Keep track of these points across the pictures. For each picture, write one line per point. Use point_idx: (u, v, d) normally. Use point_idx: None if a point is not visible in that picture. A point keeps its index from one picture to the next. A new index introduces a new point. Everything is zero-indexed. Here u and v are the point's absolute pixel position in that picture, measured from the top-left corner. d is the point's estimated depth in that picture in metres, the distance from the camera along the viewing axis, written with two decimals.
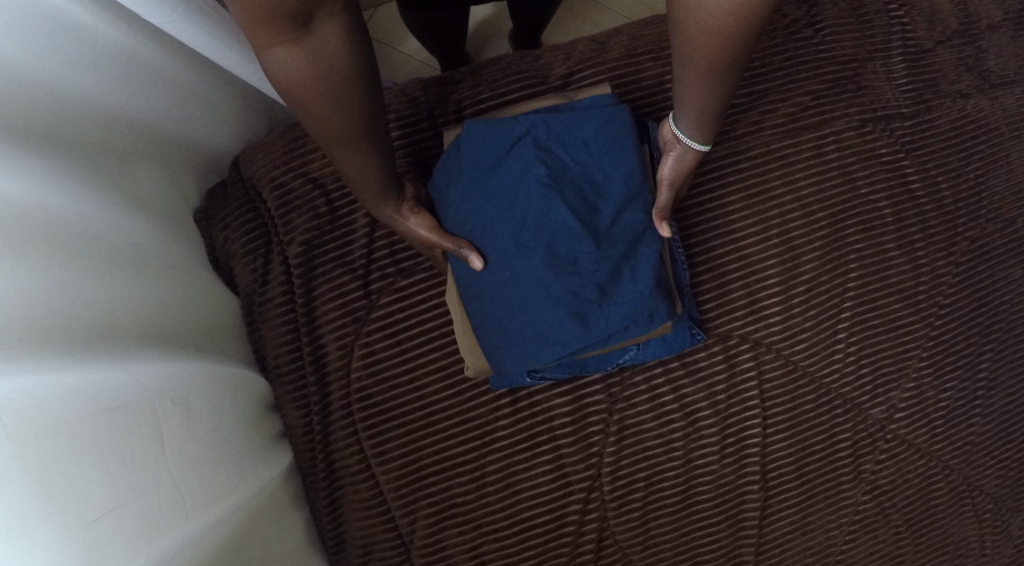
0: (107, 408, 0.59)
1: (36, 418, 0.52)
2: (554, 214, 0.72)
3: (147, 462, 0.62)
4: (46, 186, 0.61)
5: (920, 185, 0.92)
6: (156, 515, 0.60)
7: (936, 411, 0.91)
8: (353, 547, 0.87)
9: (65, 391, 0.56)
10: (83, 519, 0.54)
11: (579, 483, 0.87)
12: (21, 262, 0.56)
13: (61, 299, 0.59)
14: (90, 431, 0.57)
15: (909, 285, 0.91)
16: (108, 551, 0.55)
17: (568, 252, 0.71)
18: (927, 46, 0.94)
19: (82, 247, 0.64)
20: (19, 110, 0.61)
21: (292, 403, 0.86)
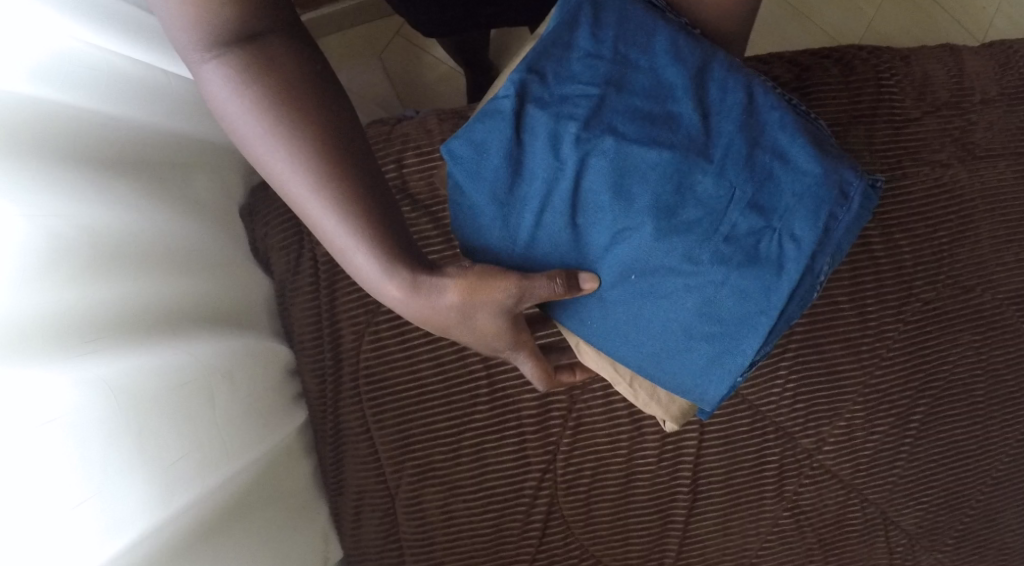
0: (176, 382, 0.80)
1: (133, 394, 0.73)
2: (652, 170, 0.72)
3: (204, 421, 0.84)
4: (131, 210, 0.81)
5: (882, 248, 1.01)
6: (208, 461, 0.83)
7: (862, 450, 1.05)
8: (350, 491, 1.07)
9: (149, 372, 0.77)
10: (165, 464, 0.76)
11: (537, 465, 1.05)
12: (120, 274, 0.76)
13: (136, 299, 0.78)
14: (167, 399, 0.78)
15: (855, 338, 1.02)
16: (179, 487, 0.77)
17: (694, 192, 0.72)
18: (913, 116, 1.00)
19: (159, 254, 0.84)
20: (110, 153, 0.80)
21: (311, 371, 1.05)
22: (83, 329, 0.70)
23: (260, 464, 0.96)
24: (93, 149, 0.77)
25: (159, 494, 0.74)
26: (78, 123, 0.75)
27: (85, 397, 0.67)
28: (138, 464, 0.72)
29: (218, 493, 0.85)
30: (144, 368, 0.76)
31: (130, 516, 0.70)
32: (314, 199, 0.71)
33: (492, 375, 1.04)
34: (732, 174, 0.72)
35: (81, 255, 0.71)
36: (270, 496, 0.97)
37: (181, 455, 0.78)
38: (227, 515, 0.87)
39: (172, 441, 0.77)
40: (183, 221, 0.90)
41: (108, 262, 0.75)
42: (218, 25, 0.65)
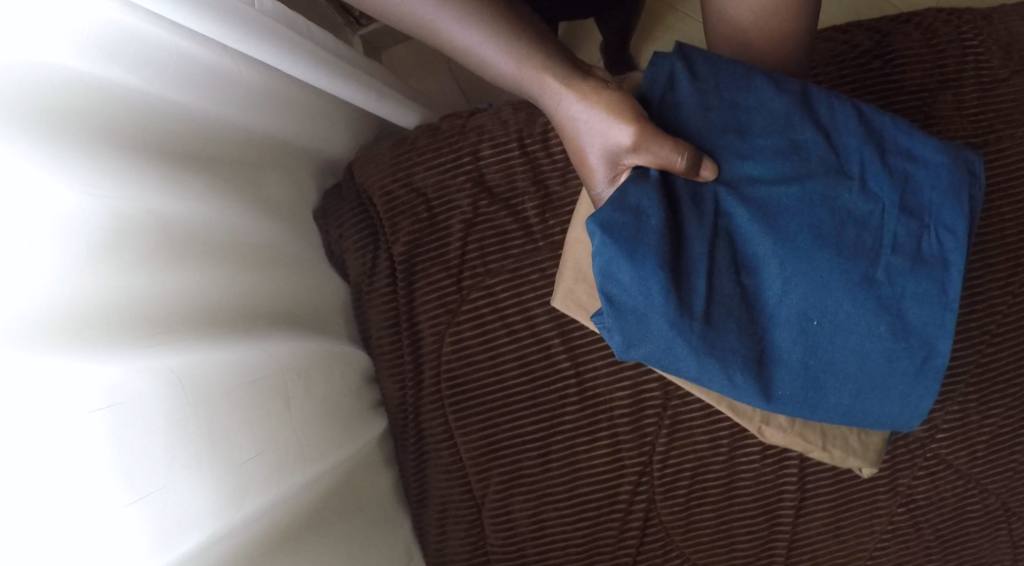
0: (247, 380, 0.75)
1: (201, 386, 0.69)
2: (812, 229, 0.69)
3: (275, 424, 0.79)
4: (207, 201, 0.77)
5: (984, 216, 0.96)
6: (279, 465, 0.77)
7: (979, 436, 0.98)
8: (432, 503, 1.01)
9: (220, 366, 0.72)
10: (233, 463, 0.71)
11: (632, 468, 0.97)
12: (190, 265, 0.72)
13: (204, 292, 0.74)
14: (237, 397, 0.73)
15: (962, 313, 0.96)
16: (250, 490, 0.72)
17: (864, 233, 0.69)
18: (1001, 76, 0.96)
19: (229, 249, 0.80)
20: (186, 138, 0.76)
21: (391, 379, 1.00)
22: (145, 318, 0.65)
23: (335, 474, 0.90)
24: (169, 141, 0.73)
25: (228, 496, 0.69)
26: (150, 106, 0.72)
27: (146, 385, 0.62)
28: (207, 463, 0.67)
29: (290, 500, 0.80)
30: (212, 363, 0.71)
31: (195, 517, 0.65)
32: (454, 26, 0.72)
33: (582, 375, 0.97)
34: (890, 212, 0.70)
35: (148, 238, 0.67)
36: (348, 506, 0.91)
37: (250, 457, 0.73)
38: (300, 525, 0.81)
39: (241, 441, 0.72)
40: (253, 218, 0.87)
41: (178, 249, 0.71)
42: None
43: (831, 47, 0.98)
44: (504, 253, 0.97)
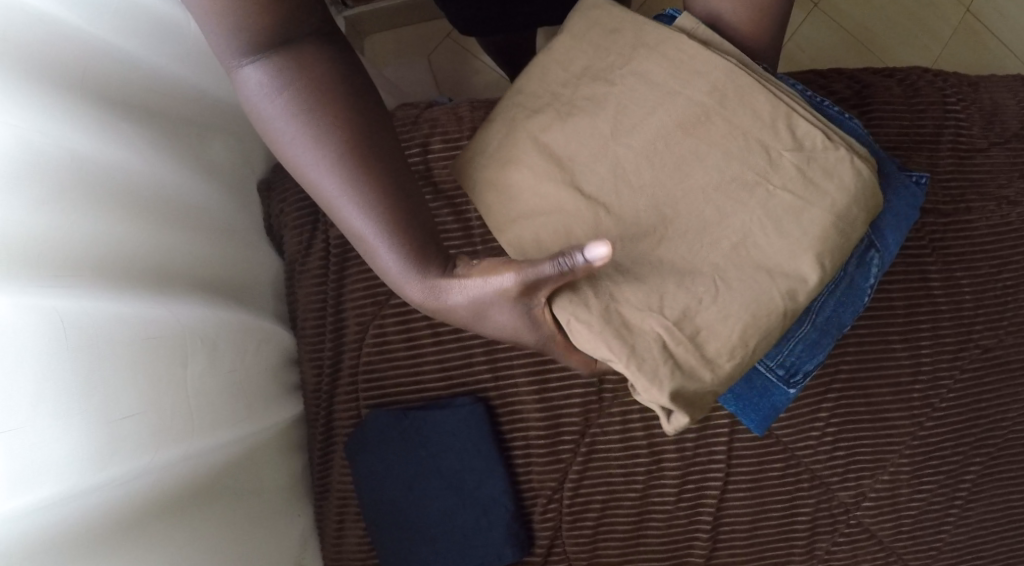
0: (145, 336, 0.74)
1: (86, 335, 0.67)
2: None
3: (170, 388, 0.77)
4: (127, 150, 0.77)
5: (941, 284, 0.93)
6: (164, 429, 0.75)
7: (906, 509, 0.94)
8: (333, 498, 0.98)
9: (111, 316, 0.71)
10: (111, 418, 0.69)
11: (540, 490, 0.94)
12: (92, 210, 0.72)
13: (111, 245, 0.74)
14: (128, 352, 0.72)
15: (904, 381, 0.93)
16: (124, 450, 0.70)
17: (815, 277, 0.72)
18: (980, 146, 0.94)
19: (144, 202, 0.79)
20: (116, 85, 0.77)
21: (309, 363, 0.97)
22: (47, 261, 0.65)
23: (236, 450, 0.88)
24: (93, 81, 0.74)
25: (93, 450, 0.67)
26: (76, 45, 0.72)
27: (25, 322, 0.62)
28: (89, 408, 0.67)
29: (175, 469, 0.77)
30: (104, 314, 0.70)
31: (54, 465, 0.63)
32: (376, 228, 0.64)
33: (501, 388, 0.93)
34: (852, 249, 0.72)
35: (55, 178, 0.67)
36: (243, 489, 0.89)
37: (132, 416, 0.71)
38: (181, 498, 0.78)
39: (123, 397, 0.71)
40: (185, 176, 0.86)
41: (81, 194, 0.70)
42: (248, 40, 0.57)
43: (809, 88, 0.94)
44: None
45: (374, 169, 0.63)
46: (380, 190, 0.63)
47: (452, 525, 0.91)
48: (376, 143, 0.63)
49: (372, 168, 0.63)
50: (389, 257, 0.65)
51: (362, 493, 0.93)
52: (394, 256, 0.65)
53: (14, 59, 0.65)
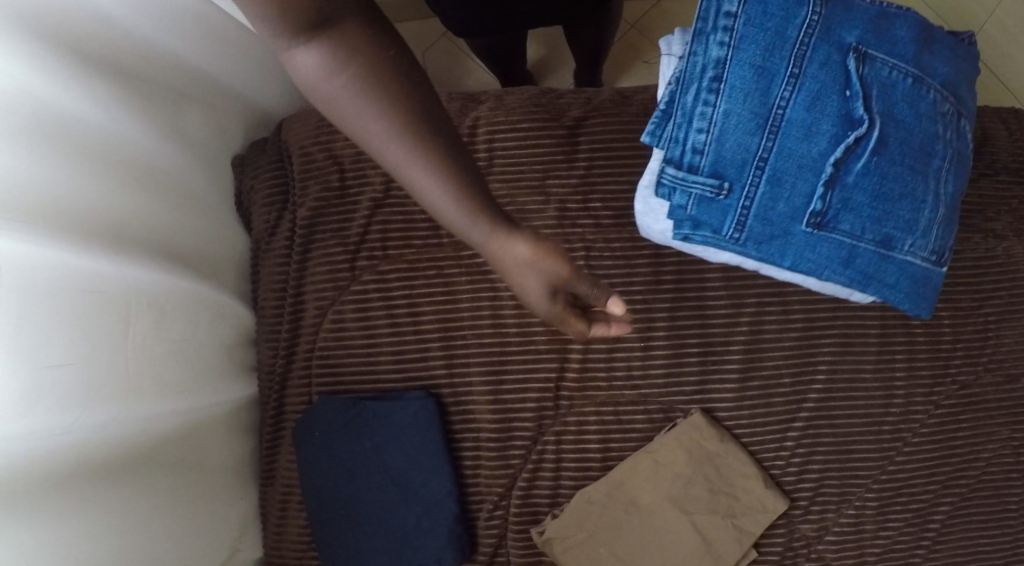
0: (85, 291, 0.72)
1: (22, 280, 0.66)
2: (914, 125, 0.80)
3: (105, 346, 0.75)
4: (90, 103, 0.76)
5: (919, 314, 0.90)
6: (93, 388, 0.73)
7: (869, 549, 0.89)
8: (278, 485, 0.95)
9: (54, 265, 0.69)
10: (36, 369, 0.67)
11: (487, 495, 0.90)
12: (45, 156, 0.70)
13: (70, 194, 0.73)
14: (64, 304, 0.70)
15: (875, 412, 0.89)
16: (47, 404, 0.68)
17: (931, 158, 0.81)
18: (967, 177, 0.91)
19: (103, 158, 0.78)
20: (88, 38, 0.76)
21: (266, 344, 0.95)
22: (0, 198, 0.65)
23: (175, 424, 0.85)
24: (63, 30, 0.73)
25: (12, 400, 0.65)
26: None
27: None
28: (14, 355, 0.65)
29: (104, 432, 0.75)
30: (46, 262, 0.68)
31: None
32: (418, 161, 0.60)
33: (455, 384, 0.90)
34: (949, 120, 0.82)
35: (8, 115, 0.67)
36: (179, 463, 0.86)
37: (60, 370, 0.69)
38: (116, 459, 0.76)
39: (52, 346, 0.69)
40: (151, 140, 0.85)
41: (34, 139, 0.69)
42: None
43: None
44: (405, 241, 0.93)
45: (384, 66, 0.57)
46: (432, 152, 0.60)
47: (394, 522, 0.88)
48: (350, 32, 0.55)
49: (348, 36, 0.55)
50: (381, 132, 0.59)
51: (307, 480, 0.91)
52: (392, 144, 0.59)
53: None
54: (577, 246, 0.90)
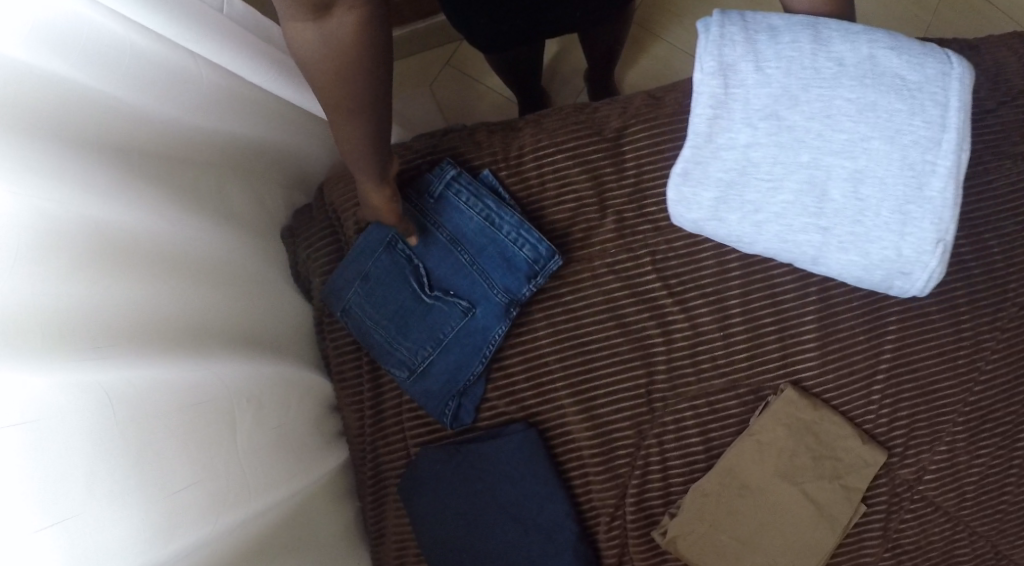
0: (189, 403, 0.73)
1: (134, 408, 0.67)
2: (391, 275, 0.90)
3: (217, 451, 0.76)
4: (160, 215, 0.76)
5: (969, 248, 0.93)
6: (216, 496, 0.74)
7: (967, 478, 0.93)
8: (390, 543, 0.95)
9: (154, 386, 0.70)
10: (167, 491, 0.68)
11: (603, 507, 0.91)
12: (128, 278, 0.70)
13: (155, 308, 0.73)
14: (174, 421, 0.71)
15: (948, 348, 0.92)
16: (180, 522, 0.69)
17: (374, 291, 0.90)
18: (989, 107, 0.93)
19: (182, 264, 0.77)
20: (144, 145, 0.76)
21: (350, 409, 0.94)
22: (85, 334, 0.64)
23: (289, 507, 0.86)
24: (122, 148, 0.73)
25: (154, 527, 0.66)
26: (100, 113, 0.71)
27: (69, 402, 0.61)
28: (143, 486, 0.66)
29: (233, 534, 0.76)
30: (147, 384, 0.69)
31: (107, 550, 0.62)
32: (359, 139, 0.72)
33: (550, 409, 0.91)
34: (383, 317, 0.90)
35: (84, 247, 0.65)
36: (304, 542, 0.86)
37: (185, 485, 0.70)
38: (242, 555, 0.77)
39: (174, 466, 0.70)
40: (218, 232, 0.84)
41: (117, 267, 0.69)
42: (299, 43, 0.62)
43: None
44: None
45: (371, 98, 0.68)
46: (362, 134, 0.71)
47: (520, 555, 0.89)
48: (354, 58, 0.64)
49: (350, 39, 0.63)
50: (338, 119, 0.70)
51: (421, 535, 0.91)
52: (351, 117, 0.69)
53: (38, 133, 0.63)
54: (642, 253, 0.91)
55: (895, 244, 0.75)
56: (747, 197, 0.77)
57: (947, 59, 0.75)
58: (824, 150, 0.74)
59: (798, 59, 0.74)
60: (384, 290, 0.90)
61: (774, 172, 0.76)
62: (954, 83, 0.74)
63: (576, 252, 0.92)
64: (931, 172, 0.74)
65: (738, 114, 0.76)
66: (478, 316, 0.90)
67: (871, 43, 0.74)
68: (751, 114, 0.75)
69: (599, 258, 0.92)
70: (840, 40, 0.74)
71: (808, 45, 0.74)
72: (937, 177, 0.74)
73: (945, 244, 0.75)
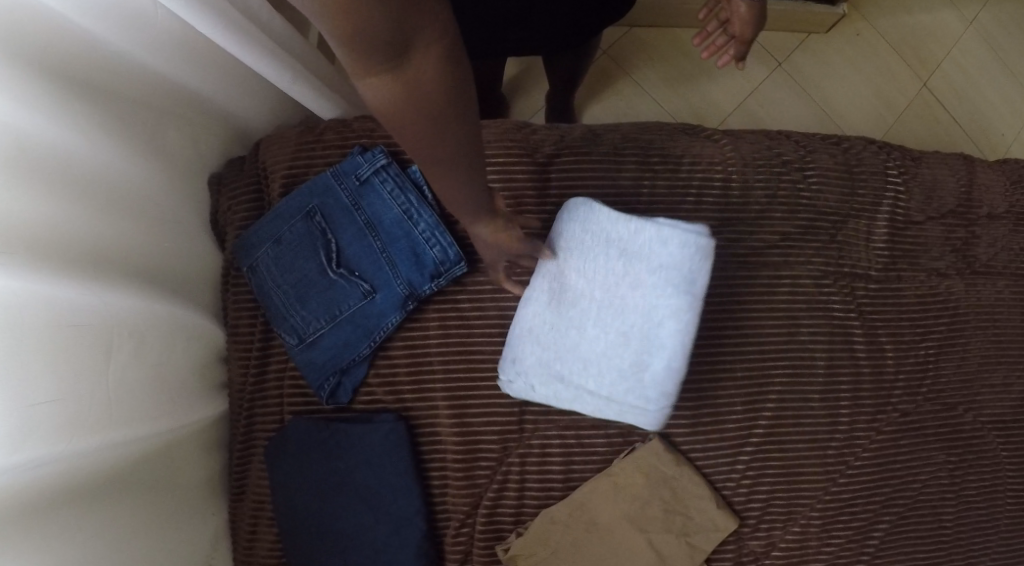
0: (70, 323, 0.74)
1: (11, 316, 0.68)
2: (304, 242, 0.93)
3: (88, 375, 0.77)
4: (80, 136, 0.77)
5: (864, 346, 0.95)
6: (77, 419, 0.75)
7: (813, 564, 0.95)
8: (249, 500, 0.97)
9: (42, 302, 0.71)
10: (26, 400, 0.70)
11: (455, 512, 0.94)
12: (34, 191, 0.71)
13: (59, 226, 0.74)
14: (51, 336, 0.72)
15: (820, 438, 0.94)
16: (36, 435, 0.70)
17: (285, 252, 0.93)
18: (916, 219, 0.96)
19: (92, 190, 0.79)
20: (79, 66, 0.77)
21: (236, 362, 0.97)
22: None
23: (153, 445, 0.88)
24: (58, 64, 0.74)
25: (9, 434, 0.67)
26: (43, 26, 0.71)
27: None
28: (2, 392, 0.68)
29: (88, 458, 0.77)
30: (32, 299, 0.70)
31: None
32: (459, 205, 0.68)
33: (424, 407, 0.94)
34: (287, 278, 0.93)
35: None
36: (161, 479, 0.88)
37: (47, 401, 0.72)
38: (95, 480, 0.78)
39: (40, 380, 0.71)
40: (137, 167, 0.86)
41: (28, 177, 0.70)
42: (379, 96, 0.53)
43: (756, 150, 0.96)
44: None
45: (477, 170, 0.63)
46: (475, 194, 0.66)
47: (362, 536, 0.91)
48: (456, 132, 0.57)
49: (458, 112, 0.55)
50: (448, 194, 0.66)
51: (277, 494, 0.93)
52: (455, 188, 0.64)
53: None
54: None
55: (525, 353, 0.89)
56: (568, 257, 0.89)
57: (649, 418, 0.88)
58: (582, 323, 0.88)
59: (665, 294, 0.85)
60: (293, 254, 0.93)
61: (581, 270, 0.88)
62: (666, 407, 0.87)
63: (484, 263, 0.95)
64: (575, 383, 0.89)
65: (622, 244, 0.87)
66: (377, 300, 0.92)
67: (675, 356, 0.86)
68: (624, 253, 0.88)
69: (504, 273, 0.94)
70: (660, 364, 0.86)
71: (672, 304, 0.85)
72: (573, 394, 0.89)
73: (529, 377, 0.89)
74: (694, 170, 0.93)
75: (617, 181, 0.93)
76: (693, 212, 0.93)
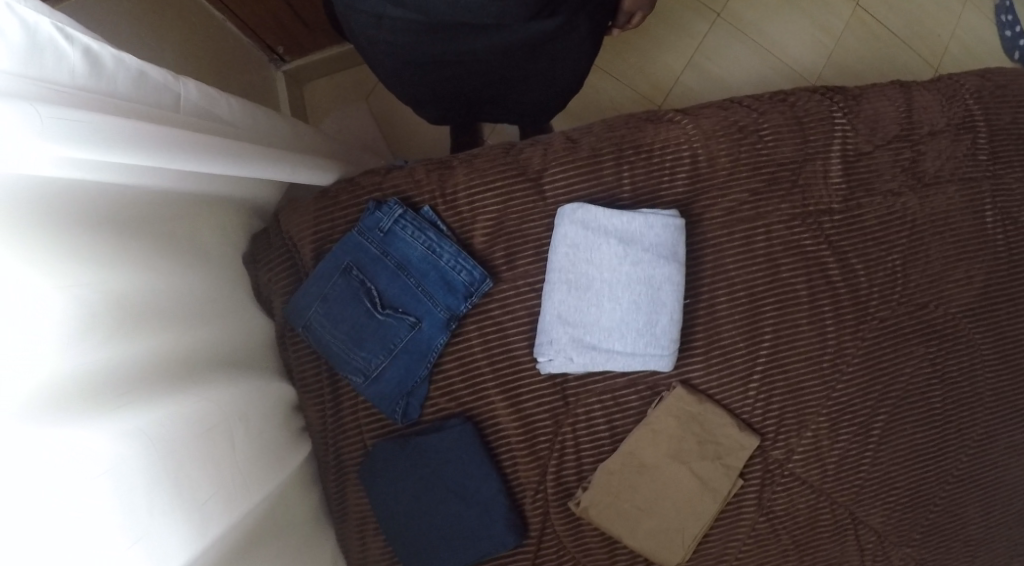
0: (203, 431, 0.85)
1: (166, 440, 0.78)
2: (348, 293, 1.05)
3: (224, 459, 0.89)
4: (156, 272, 0.86)
5: (838, 271, 1.10)
6: (229, 500, 0.88)
7: (830, 456, 1.13)
8: (353, 515, 1.14)
9: (180, 419, 0.82)
10: (197, 502, 0.81)
11: (528, 484, 1.11)
12: (142, 330, 0.81)
13: (161, 349, 0.84)
14: (194, 443, 0.83)
15: (814, 354, 1.11)
16: (208, 523, 0.82)
17: (333, 306, 1.05)
18: (865, 150, 1.11)
19: (177, 314, 0.88)
20: (141, 212, 0.85)
21: (311, 405, 1.12)
22: (121, 377, 0.77)
23: (270, 499, 1.02)
24: (125, 216, 0.82)
25: (192, 531, 0.79)
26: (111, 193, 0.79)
27: (122, 448, 0.72)
28: (181, 501, 0.79)
29: (239, 526, 0.90)
30: (172, 418, 0.81)
31: (168, 554, 0.74)
32: None
33: (482, 408, 1.10)
34: (340, 326, 1.05)
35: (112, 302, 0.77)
36: (282, 521, 1.04)
37: (208, 495, 0.83)
38: (243, 543, 0.92)
39: (199, 482, 0.82)
40: (196, 276, 0.96)
41: (136, 324, 0.80)
42: None
43: (715, 122, 1.10)
44: None
45: None
46: None
47: (458, 523, 1.08)
48: None
49: None
50: None
51: (376, 505, 1.09)
52: None
53: (66, 224, 0.73)
54: None
55: (559, 334, 1.04)
56: (573, 250, 1.04)
57: (658, 364, 1.06)
58: (598, 301, 1.04)
59: (658, 261, 1.04)
60: (341, 308, 1.05)
61: (586, 258, 1.04)
62: (666, 356, 1.05)
63: (504, 275, 1.09)
64: (604, 348, 1.04)
65: (615, 229, 1.04)
66: (424, 328, 1.06)
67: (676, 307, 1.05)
68: (619, 236, 1.04)
69: (523, 279, 1.08)
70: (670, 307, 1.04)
71: (666, 267, 1.04)
72: (602, 358, 1.05)
73: (565, 354, 1.04)
74: (665, 154, 1.08)
75: (602, 179, 1.08)
76: (669, 190, 1.08)
